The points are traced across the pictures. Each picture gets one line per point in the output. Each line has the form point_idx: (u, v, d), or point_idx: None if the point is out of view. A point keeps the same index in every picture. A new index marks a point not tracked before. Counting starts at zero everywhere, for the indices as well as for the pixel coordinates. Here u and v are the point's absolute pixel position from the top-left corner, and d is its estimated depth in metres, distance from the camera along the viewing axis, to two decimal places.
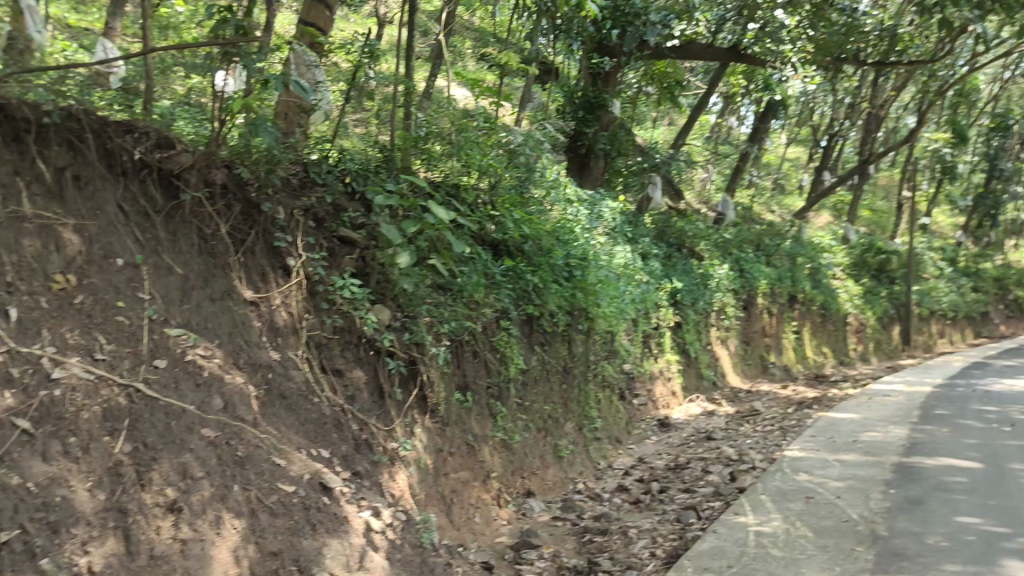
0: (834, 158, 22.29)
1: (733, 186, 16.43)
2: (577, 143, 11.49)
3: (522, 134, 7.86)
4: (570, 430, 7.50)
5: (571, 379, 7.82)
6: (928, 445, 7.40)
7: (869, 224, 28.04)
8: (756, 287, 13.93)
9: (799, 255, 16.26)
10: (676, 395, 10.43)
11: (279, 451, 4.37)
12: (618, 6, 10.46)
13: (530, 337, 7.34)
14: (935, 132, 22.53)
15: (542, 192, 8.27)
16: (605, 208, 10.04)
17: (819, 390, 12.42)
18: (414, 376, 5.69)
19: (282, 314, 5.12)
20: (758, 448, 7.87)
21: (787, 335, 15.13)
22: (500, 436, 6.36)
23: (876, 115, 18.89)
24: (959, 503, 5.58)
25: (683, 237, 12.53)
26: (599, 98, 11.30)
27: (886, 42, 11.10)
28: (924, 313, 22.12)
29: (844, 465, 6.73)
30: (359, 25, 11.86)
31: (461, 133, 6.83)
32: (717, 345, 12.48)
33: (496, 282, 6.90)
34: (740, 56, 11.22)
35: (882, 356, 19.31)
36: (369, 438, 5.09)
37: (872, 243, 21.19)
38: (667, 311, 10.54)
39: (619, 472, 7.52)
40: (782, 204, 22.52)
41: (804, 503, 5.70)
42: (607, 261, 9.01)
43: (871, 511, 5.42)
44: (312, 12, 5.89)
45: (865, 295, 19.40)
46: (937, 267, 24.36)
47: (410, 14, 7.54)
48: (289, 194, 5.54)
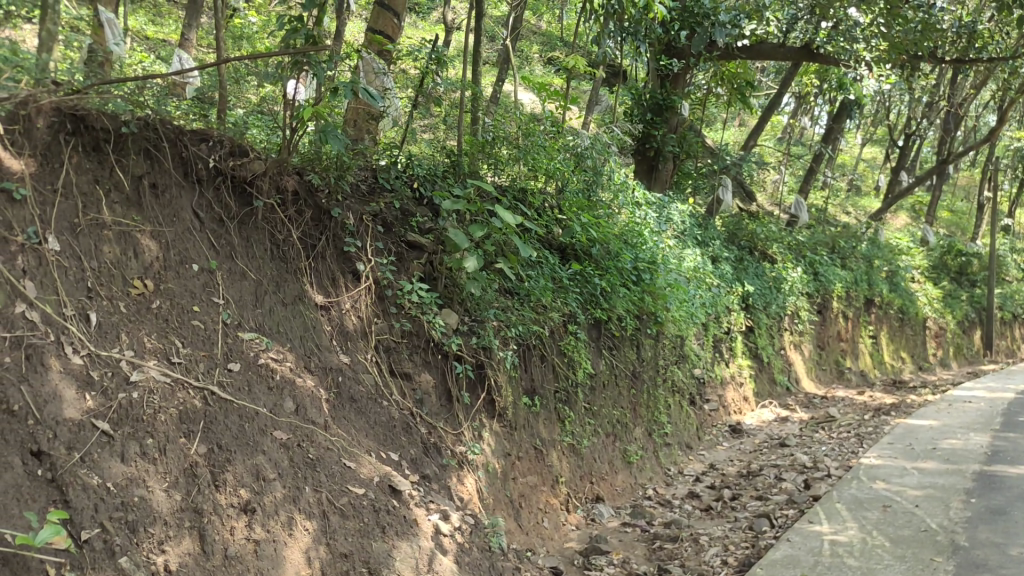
0: (911, 158, 21.66)
1: (806, 188, 15.94)
2: (645, 145, 11.38)
3: (589, 138, 7.87)
4: (639, 436, 7.42)
5: (640, 384, 7.73)
6: (1011, 453, 7.08)
7: (948, 226, 27.10)
8: (831, 291, 13.59)
9: (876, 257, 15.82)
10: (748, 400, 10.22)
11: (349, 453, 4.44)
12: (687, 6, 10.35)
13: (599, 342, 7.25)
14: (1018, 130, 21.74)
15: (610, 196, 8.29)
16: (673, 211, 9.95)
17: (897, 396, 12.02)
18: (482, 380, 5.69)
19: (352, 319, 5.20)
20: (832, 455, 7.66)
21: (863, 339, 14.70)
22: (568, 440, 6.33)
23: (957, 113, 18.29)
24: None
25: (754, 240, 12.24)
26: (667, 100, 11.12)
27: (964, 39, 10.74)
28: (1007, 317, 21.26)
29: (922, 473, 6.50)
30: (427, 33, 12.08)
31: (528, 137, 6.86)
32: (791, 350, 12.20)
33: (564, 285, 6.87)
34: (813, 56, 10.96)
35: (963, 361, 18.61)
36: (437, 441, 5.12)
37: (951, 245, 20.50)
38: (738, 315, 10.37)
39: (689, 478, 7.41)
40: (856, 206, 21.96)
41: (881, 511, 5.52)
42: (676, 264, 8.92)
43: (951, 521, 5.22)
44: (381, 20, 5.97)
45: (945, 299, 18.74)
46: (1021, 269, 23.43)
47: (474, 20, 7.50)
48: (358, 200, 5.63)
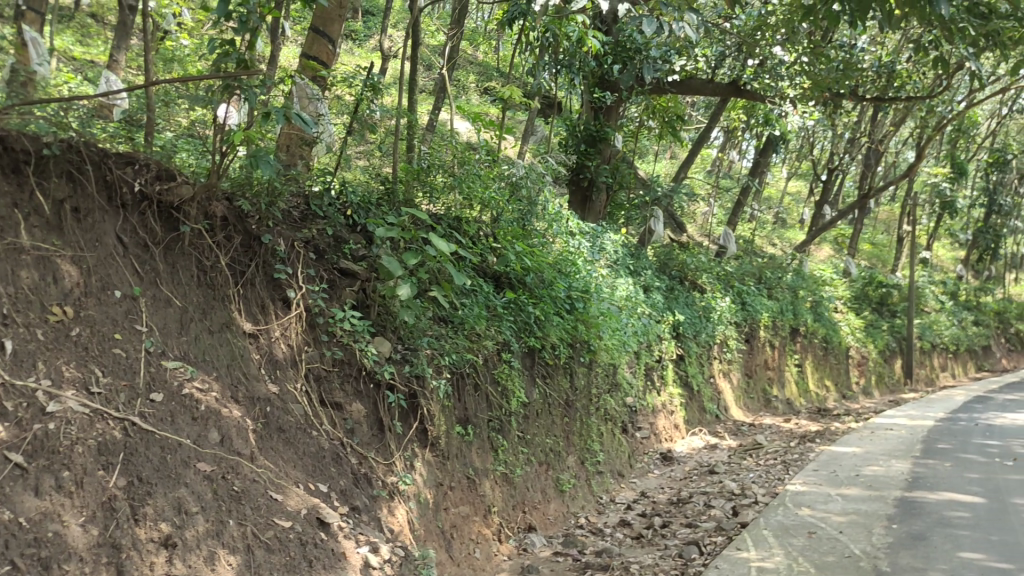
0: (834, 192, 22.42)
1: (734, 220, 16.33)
2: (579, 176, 11.50)
3: (525, 167, 7.95)
4: (572, 464, 7.44)
5: (573, 412, 7.77)
6: (930, 479, 7.30)
7: (870, 258, 27.97)
8: (758, 320, 13.89)
9: (801, 288, 16.27)
10: (678, 427, 10.35)
11: (276, 485, 4.35)
12: (619, 41, 10.54)
13: (532, 370, 7.27)
14: (934, 167, 22.72)
15: (544, 225, 8.38)
16: (606, 241, 10.09)
17: (822, 423, 12.31)
18: (414, 409, 5.66)
19: (281, 347, 5.11)
20: (760, 482, 7.80)
21: (789, 368, 15.03)
22: (501, 470, 6.30)
23: (877, 149, 19.01)
24: (961, 538, 5.46)
25: (684, 270, 12.47)
26: (601, 132, 11.30)
27: (883, 79, 11.24)
28: (926, 346, 21.93)
29: (846, 499, 6.66)
30: (364, 60, 12.09)
31: (463, 166, 6.90)
32: (720, 379, 12.42)
33: (498, 314, 6.87)
34: (740, 92, 11.35)
35: (885, 390, 19.11)
36: (368, 471, 5.06)
37: (872, 276, 21.35)
38: (669, 343, 10.52)
39: (621, 506, 7.45)
40: (783, 238, 22.57)
41: (806, 538, 5.63)
42: (609, 293, 9.03)
43: (874, 546, 5.34)
44: (316, 46, 5.95)
45: (866, 328, 19.32)
46: (937, 300, 24.27)
47: (411, 49, 7.53)
48: (289, 226, 5.55)
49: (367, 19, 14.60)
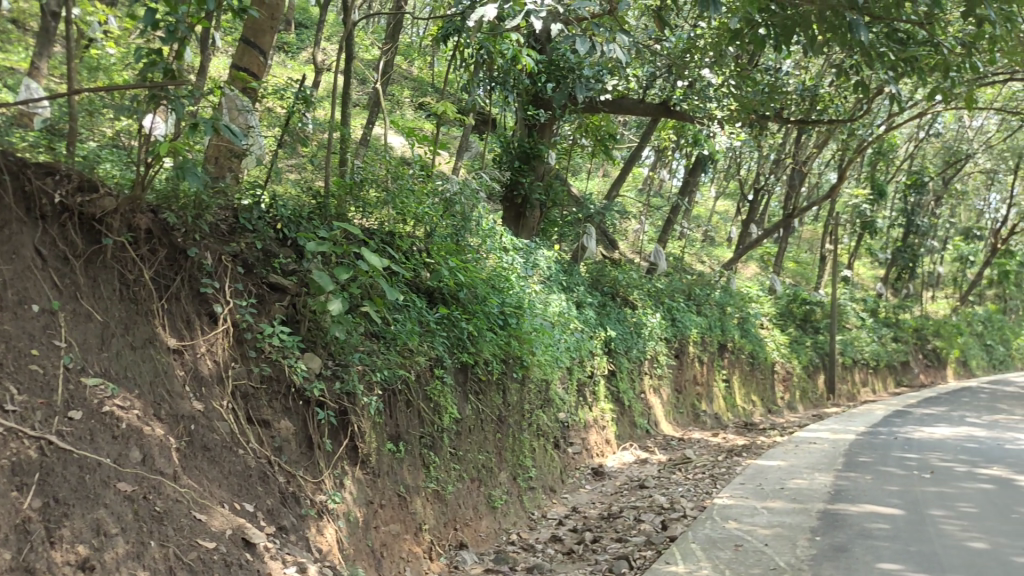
0: (760, 212, 23.02)
1: (665, 237, 16.61)
2: (513, 192, 11.51)
3: (459, 183, 7.97)
4: (504, 480, 7.43)
5: (506, 428, 7.76)
6: (851, 491, 7.50)
7: (794, 275, 28.69)
8: (688, 336, 14.13)
9: (728, 305, 16.62)
10: (610, 442, 10.44)
11: (200, 505, 4.24)
12: (552, 60, 10.58)
13: (465, 386, 7.25)
14: (854, 189, 23.53)
15: (478, 241, 8.39)
16: (540, 257, 10.16)
17: (748, 437, 12.57)
18: (344, 426, 5.60)
19: (208, 363, 4.98)
20: (689, 495, 7.92)
21: (717, 383, 15.30)
22: (432, 486, 6.26)
23: (801, 170, 19.59)
24: (881, 549, 5.61)
25: (616, 286, 12.63)
26: (535, 148, 11.38)
27: (808, 102, 11.63)
28: (848, 361, 22.58)
29: (771, 512, 6.80)
30: (297, 72, 11.98)
31: (396, 180, 6.88)
32: (651, 394, 12.57)
33: (431, 329, 6.85)
34: (669, 112, 11.55)
35: (809, 405, 19.55)
36: (296, 490, 4.97)
37: (796, 293, 22.12)
38: (601, 359, 10.63)
39: (553, 521, 7.48)
40: (711, 255, 23.04)
41: (733, 550, 5.74)
42: (542, 308, 9.08)
43: (798, 558, 5.46)
44: (246, 57, 5.86)
45: (791, 344, 19.80)
46: (858, 317, 25.02)
47: (345, 62, 7.48)
48: (217, 240, 5.43)
49: (301, 31, 14.47)
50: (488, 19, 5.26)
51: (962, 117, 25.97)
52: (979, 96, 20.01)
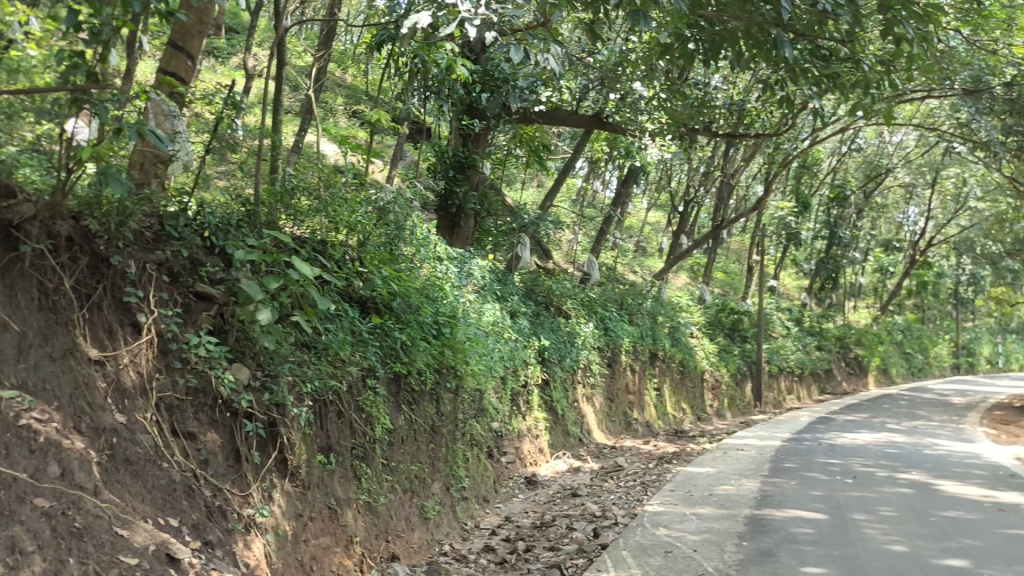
0: (691, 223, 23.46)
1: (597, 248, 16.80)
2: (447, 202, 11.53)
3: (392, 192, 7.94)
4: (437, 491, 7.39)
5: (439, 439, 7.72)
6: (777, 497, 7.69)
7: (723, 285, 29.28)
8: (620, 345, 14.30)
9: (659, 314, 16.88)
10: (543, 451, 10.47)
11: (122, 519, 4.14)
12: (487, 70, 10.61)
13: (398, 396, 7.19)
14: (780, 202, 24.20)
15: (412, 250, 8.36)
16: (474, 266, 10.17)
17: (679, 445, 12.76)
18: (273, 438, 5.51)
19: (131, 374, 4.83)
20: (620, 503, 8.01)
21: (648, 392, 15.50)
22: (364, 498, 6.19)
23: (729, 183, 20.05)
24: (805, 553, 5.75)
25: (550, 295, 12.71)
26: (469, 158, 11.41)
27: (735, 117, 11.97)
28: (774, 370, 23.13)
29: (699, 519, 6.92)
30: (227, 78, 11.80)
31: (328, 189, 6.83)
32: (583, 403, 12.66)
33: (363, 339, 6.79)
34: (602, 124, 11.67)
35: (737, 412, 19.94)
36: (223, 504, 4.87)
37: (725, 303, 22.60)
38: (534, 368, 10.68)
39: (485, 532, 7.47)
40: (643, 265, 23.39)
41: (663, 557, 5.81)
42: (476, 317, 9.09)
43: (725, 563, 5.56)
44: (174, 61, 5.75)
45: (719, 353, 20.18)
46: (784, 326, 25.66)
47: (276, 68, 7.39)
48: (141, 247, 5.29)
49: (232, 37, 14.27)
50: (421, 25, 5.33)
51: (882, 133, 26.93)
52: (897, 112, 20.79)
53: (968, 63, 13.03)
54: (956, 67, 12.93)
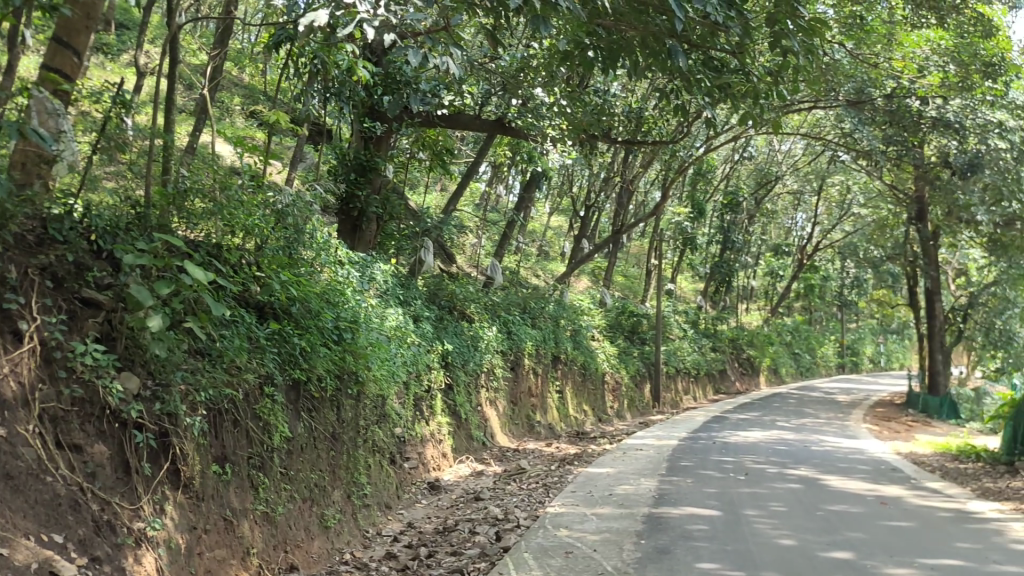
0: (592, 228, 23.83)
1: (500, 252, 16.89)
2: (348, 205, 11.33)
3: (291, 195, 7.75)
4: (338, 498, 7.28)
5: (340, 446, 7.60)
6: (674, 495, 7.88)
7: (623, 288, 29.87)
8: (523, 348, 14.40)
9: (561, 317, 17.12)
10: (446, 456, 10.45)
11: (2, 538, 3.97)
12: (389, 73, 10.54)
13: (297, 404, 7.04)
14: (677, 207, 24.88)
15: (312, 254, 8.23)
16: (376, 270, 10.08)
17: (580, 446, 12.94)
18: (165, 449, 5.33)
19: (11, 384, 4.57)
20: (522, 505, 8.08)
21: (551, 394, 15.65)
22: (261, 508, 6.05)
23: (629, 188, 20.48)
24: (699, 549, 5.92)
25: (453, 300, 12.68)
26: (371, 161, 11.31)
27: (634, 124, 12.26)
28: (671, 371, 23.70)
29: (600, 518, 7.04)
30: (116, 76, 11.37)
31: (224, 191, 6.63)
32: (487, 406, 12.69)
33: (260, 345, 6.63)
34: (505, 129, 11.81)
35: (636, 413, 20.35)
36: (112, 519, 4.68)
37: (624, 306, 23.06)
38: (438, 373, 10.64)
39: (387, 539, 7.41)
40: (545, 269, 23.64)
41: (563, 558, 5.89)
42: (378, 322, 9.01)
43: (624, 562, 5.67)
44: (58, 58, 5.51)
45: (620, 355, 20.56)
46: (681, 329, 26.36)
47: (169, 65, 7.12)
48: (23, 251, 5.05)
49: (121, 33, 13.76)
50: (319, 25, 5.17)
51: (773, 142, 27.99)
52: (786, 122, 21.65)
53: (851, 76, 13.69)
54: (841, 79, 13.56)
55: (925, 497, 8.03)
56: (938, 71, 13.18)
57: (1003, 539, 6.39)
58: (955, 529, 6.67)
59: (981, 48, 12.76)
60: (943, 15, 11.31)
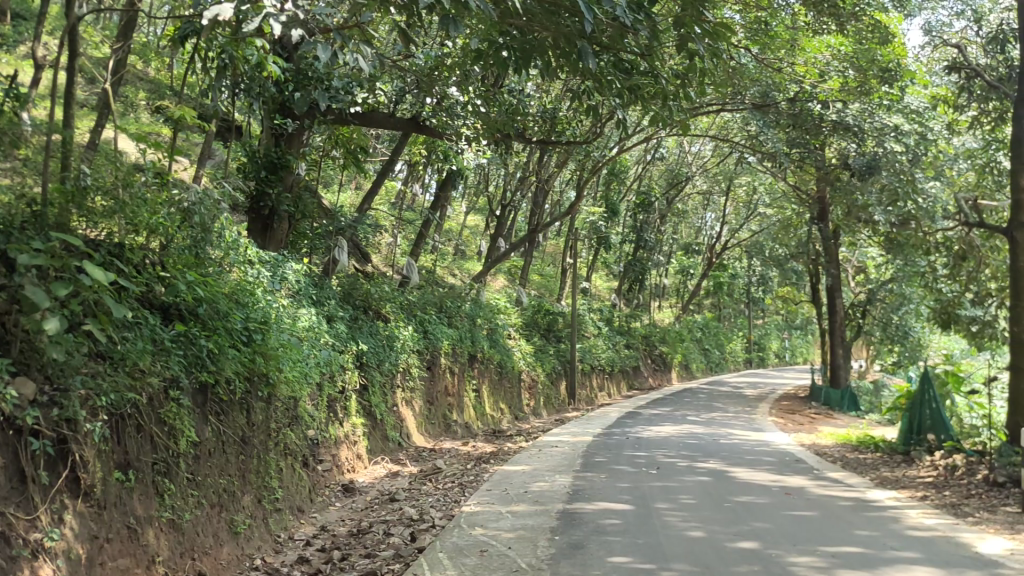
0: (508, 227, 23.92)
1: (416, 251, 16.79)
2: (259, 204, 11.04)
3: (198, 192, 7.45)
4: (247, 504, 7.11)
5: (250, 450, 7.43)
6: (587, 490, 7.99)
7: (539, 287, 30.11)
8: (439, 347, 14.35)
9: (477, 316, 17.13)
10: (361, 457, 10.34)
11: None
12: (300, 69, 10.31)
13: (204, 407, 6.85)
14: (591, 207, 25.19)
15: (219, 254, 8.02)
16: (288, 270, 9.87)
17: (496, 445, 12.99)
18: (63, 456, 5.12)
19: None
20: (438, 505, 8.06)
21: (467, 393, 15.63)
22: (167, 515, 5.87)
23: (543, 188, 20.63)
24: (612, 544, 6.01)
25: (368, 299, 12.53)
26: (283, 159, 11.03)
27: (548, 124, 12.35)
28: (586, 368, 24.00)
29: (515, 516, 7.08)
30: (12, 67, 10.86)
31: (127, 188, 6.40)
32: (403, 406, 12.60)
33: (166, 348, 6.42)
34: (419, 128, 11.84)
35: (552, 410, 20.53)
36: (7, 530, 4.46)
37: (540, 304, 23.22)
38: (352, 374, 10.52)
39: (299, 543, 7.29)
40: (461, 268, 23.64)
41: (478, 556, 5.90)
42: (289, 323, 8.85)
43: (538, 559, 5.71)
44: None
45: (536, 353, 20.70)
46: (596, 326, 26.72)
47: (68, 58, 6.82)
48: None
49: (17, 24, 13.15)
50: (224, 18, 5.04)
51: (683, 143, 28.61)
52: (696, 124, 22.16)
53: (757, 80, 14.09)
54: (747, 83, 13.91)
55: (827, 487, 8.34)
56: (838, 75, 14.18)
57: (900, 526, 6.69)
58: (855, 517, 6.95)
59: (877, 54, 13.78)
60: (843, 22, 11.73)
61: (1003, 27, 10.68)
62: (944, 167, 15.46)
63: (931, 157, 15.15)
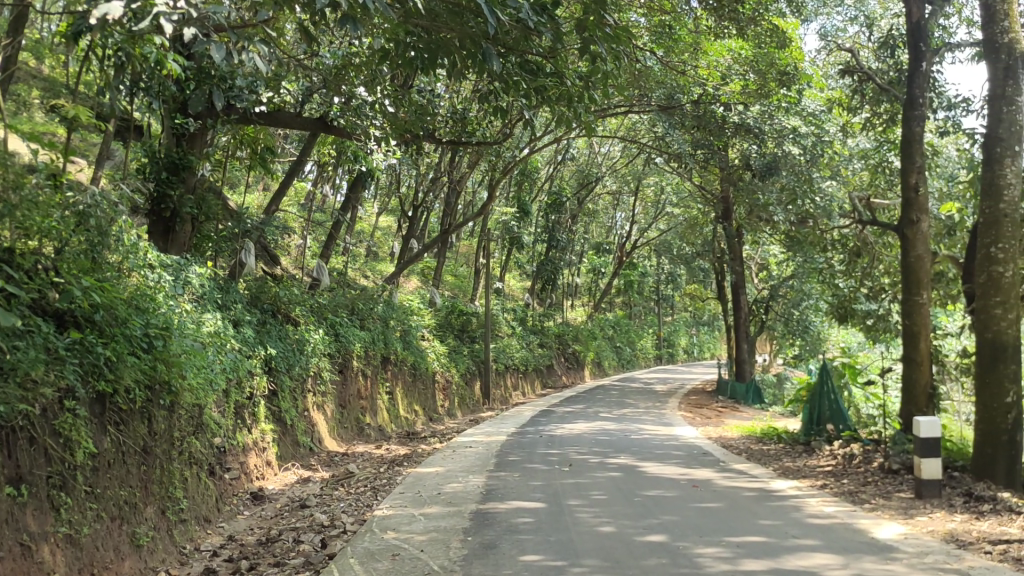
0: (420, 228, 23.76)
1: (325, 253, 16.54)
2: (159, 206, 10.68)
3: (96, 193, 7.12)
4: (150, 515, 6.89)
5: (151, 460, 7.20)
6: (500, 490, 8.01)
7: (452, 288, 30.02)
8: (351, 350, 14.18)
9: (390, 317, 16.98)
10: (271, 464, 10.14)
11: None
12: (201, 66, 9.89)
13: (102, 417, 6.61)
14: (502, 208, 25.23)
15: (118, 258, 7.72)
16: (192, 273, 9.55)
17: (411, 447, 12.92)
18: None
19: None
20: (350, 510, 7.97)
21: (380, 396, 15.46)
22: (64, 530, 5.63)
23: (455, 188, 20.57)
24: (525, 542, 6.05)
25: (277, 302, 12.29)
26: (184, 159, 10.72)
27: (458, 124, 12.33)
28: (500, 367, 24.03)
29: (427, 518, 7.05)
30: None
31: (17, 191, 6.11)
32: (314, 411, 12.41)
33: (60, 356, 6.15)
34: (328, 128, 11.53)
35: (467, 410, 20.52)
36: None
37: (453, 306, 23.14)
38: (260, 379, 10.29)
39: (206, 554, 7.12)
40: (373, 270, 23.38)
41: (389, 560, 5.85)
42: (193, 329, 8.61)
43: (450, 560, 5.70)
44: None
45: (449, 354, 20.64)
46: (509, 326, 26.82)
47: None
48: None
49: None
50: (113, 16, 4.83)
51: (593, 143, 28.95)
52: (604, 125, 22.43)
53: (662, 83, 14.37)
54: (653, 85, 14.17)
55: (732, 478, 8.59)
56: (739, 78, 14.40)
57: (801, 514, 6.94)
58: (758, 507, 7.17)
59: (777, 57, 13.65)
60: (743, 26, 11.98)
61: (893, 33, 11.18)
62: (840, 166, 16.08)
63: (827, 157, 15.73)
